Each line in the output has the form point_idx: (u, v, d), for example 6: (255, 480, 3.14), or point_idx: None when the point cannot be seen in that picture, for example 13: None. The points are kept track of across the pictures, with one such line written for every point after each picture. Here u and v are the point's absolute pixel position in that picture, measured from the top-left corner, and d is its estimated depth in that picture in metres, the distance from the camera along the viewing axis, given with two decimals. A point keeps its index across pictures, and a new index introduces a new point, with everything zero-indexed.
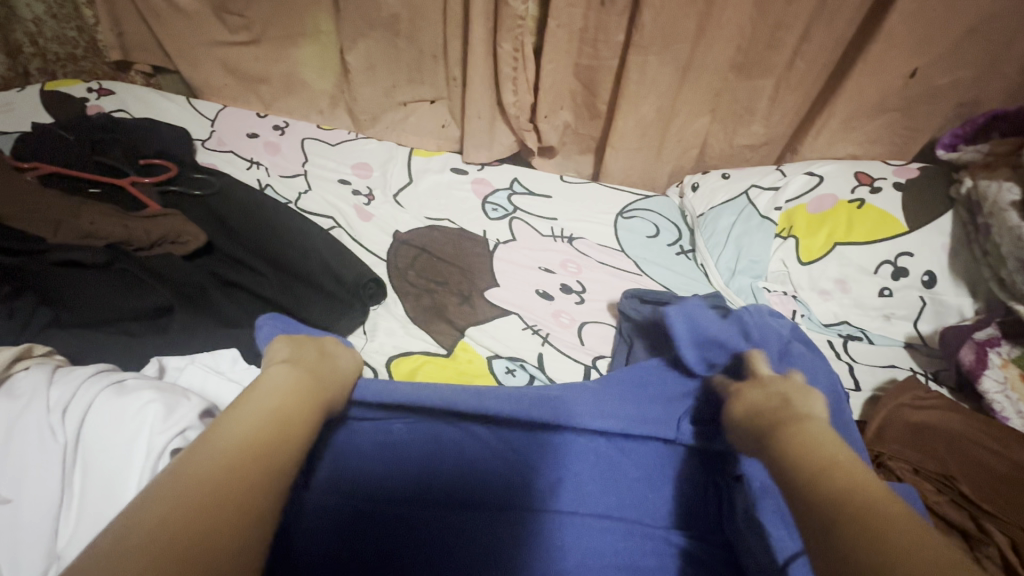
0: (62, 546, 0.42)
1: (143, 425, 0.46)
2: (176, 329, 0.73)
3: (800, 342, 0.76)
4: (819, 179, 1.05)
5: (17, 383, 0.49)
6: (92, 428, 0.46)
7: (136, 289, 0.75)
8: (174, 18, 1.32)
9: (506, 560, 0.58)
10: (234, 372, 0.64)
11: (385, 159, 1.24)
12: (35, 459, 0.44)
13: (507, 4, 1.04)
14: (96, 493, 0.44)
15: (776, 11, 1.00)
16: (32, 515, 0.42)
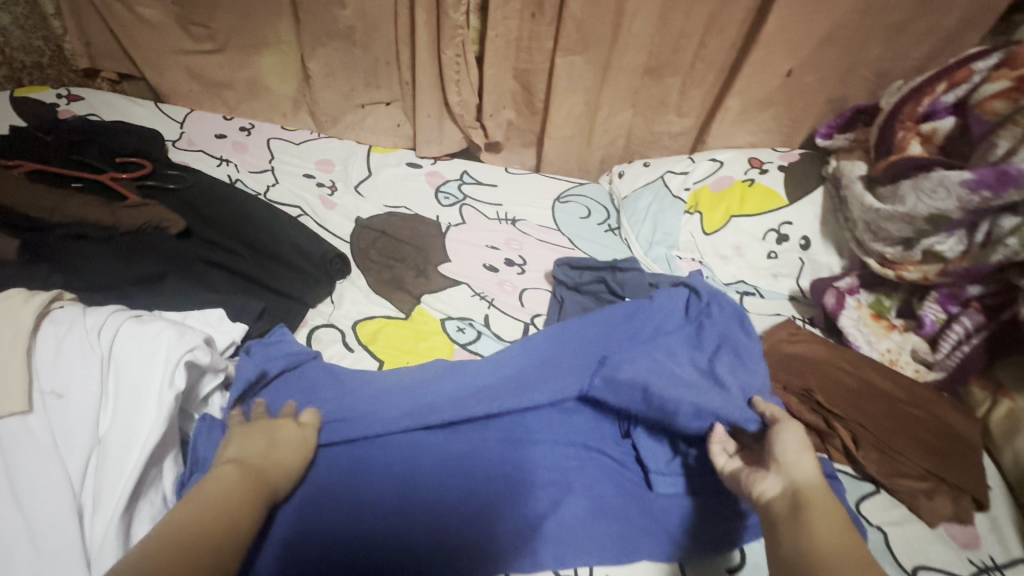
0: (103, 432, 0.55)
1: (159, 343, 0.59)
2: (163, 294, 0.84)
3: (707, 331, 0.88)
4: (720, 164, 1.25)
5: (57, 316, 0.62)
6: (117, 348, 0.59)
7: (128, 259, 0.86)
8: (141, 28, 1.41)
9: (465, 482, 0.72)
10: (223, 327, 0.76)
11: (345, 156, 1.37)
12: (79, 366, 0.58)
13: (448, 17, 1.20)
14: (123, 394, 0.57)
15: (676, 22, 1.20)
16: (80, 410, 0.56)
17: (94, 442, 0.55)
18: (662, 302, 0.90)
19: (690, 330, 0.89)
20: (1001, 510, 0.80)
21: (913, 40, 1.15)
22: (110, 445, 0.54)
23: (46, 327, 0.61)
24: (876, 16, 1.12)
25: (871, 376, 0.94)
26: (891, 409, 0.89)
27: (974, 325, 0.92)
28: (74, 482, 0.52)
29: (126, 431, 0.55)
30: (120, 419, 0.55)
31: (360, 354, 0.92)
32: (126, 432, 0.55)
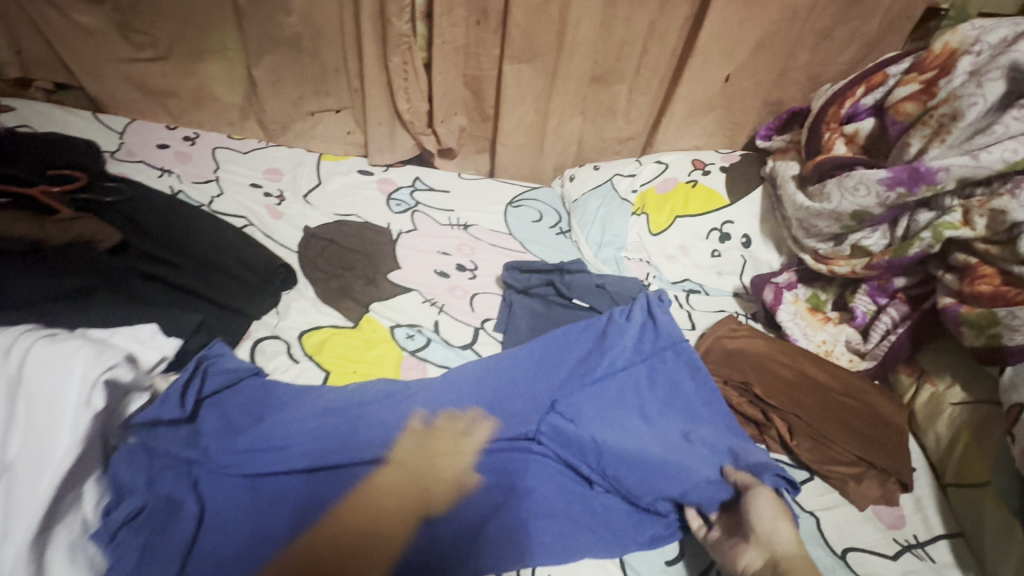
0: (14, 458, 0.58)
1: (77, 360, 0.63)
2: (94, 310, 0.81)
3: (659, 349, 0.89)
4: (665, 167, 1.28)
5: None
6: (33, 376, 0.62)
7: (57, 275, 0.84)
8: (76, 36, 1.36)
9: (403, 504, 0.73)
10: (155, 343, 0.76)
11: (295, 164, 1.35)
12: None
13: (393, 25, 1.20)
14: (40, 420, 0.60)
15: (618, 30, 1.23)
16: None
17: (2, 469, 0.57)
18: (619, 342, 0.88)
19: (645, 371, 0.87)
20: (924, 490, 0.84)
21: (839, 45, 1.21)
22: (22, 470, 0.57)
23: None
24: (805, 23, 1.18)
25: (807, 367, 0.98)
26: (826, 399, 0.94)
27: (900, 314, 0.98)
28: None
29: (43, 455, 0.58)
30: (35, 445, 0.58)
31: (306, 366, 0.91)
32: (43, 457, 0.58)
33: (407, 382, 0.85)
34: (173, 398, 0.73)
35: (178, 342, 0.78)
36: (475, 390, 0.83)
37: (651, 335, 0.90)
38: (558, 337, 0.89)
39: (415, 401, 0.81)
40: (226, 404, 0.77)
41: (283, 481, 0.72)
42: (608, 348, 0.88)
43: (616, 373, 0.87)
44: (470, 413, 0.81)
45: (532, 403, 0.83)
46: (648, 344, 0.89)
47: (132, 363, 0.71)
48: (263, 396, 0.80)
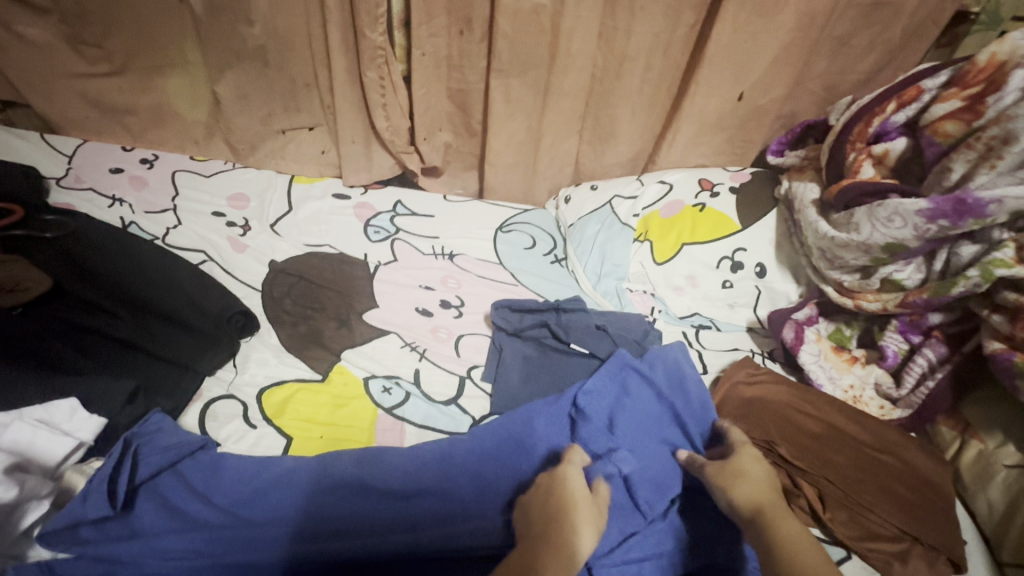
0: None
1: None
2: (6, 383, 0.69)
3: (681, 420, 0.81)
4: (669, 187, 1.17)
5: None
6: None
7: None
8: (20, 49, 1.24)
9: None
10: (70, 425, 0.66)
11: (264, 188, 1.23)
12: None
13: (365, 37, 1.08)
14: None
15: (617, 42, 1.12)
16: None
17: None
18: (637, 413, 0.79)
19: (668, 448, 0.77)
20: (979, 570, 0.74)
21: (858, 53, 1.10)
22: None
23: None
24: (821, 30, 1.07)
25: (834, 418, 0.87)
26: (860, 457, 0.82)
27: (938, 357, 0.87)
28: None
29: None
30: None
31: (264, 431, 0.79)
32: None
33: (397, 452, 0.73)
34: (99, 497, 0.62)
35: (98, 421, 0.68)
36: (475, 465, 0.72)
37: (676, 405, 0.81)
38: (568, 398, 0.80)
39: (405, 481, 0.70)
40: (169, 487, 0.65)
41: None
42: (623, 416, 0.78)
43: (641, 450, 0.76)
44: (466, 494, 0.70)
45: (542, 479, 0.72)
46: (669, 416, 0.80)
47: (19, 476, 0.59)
48: (219, 472, 0.67)
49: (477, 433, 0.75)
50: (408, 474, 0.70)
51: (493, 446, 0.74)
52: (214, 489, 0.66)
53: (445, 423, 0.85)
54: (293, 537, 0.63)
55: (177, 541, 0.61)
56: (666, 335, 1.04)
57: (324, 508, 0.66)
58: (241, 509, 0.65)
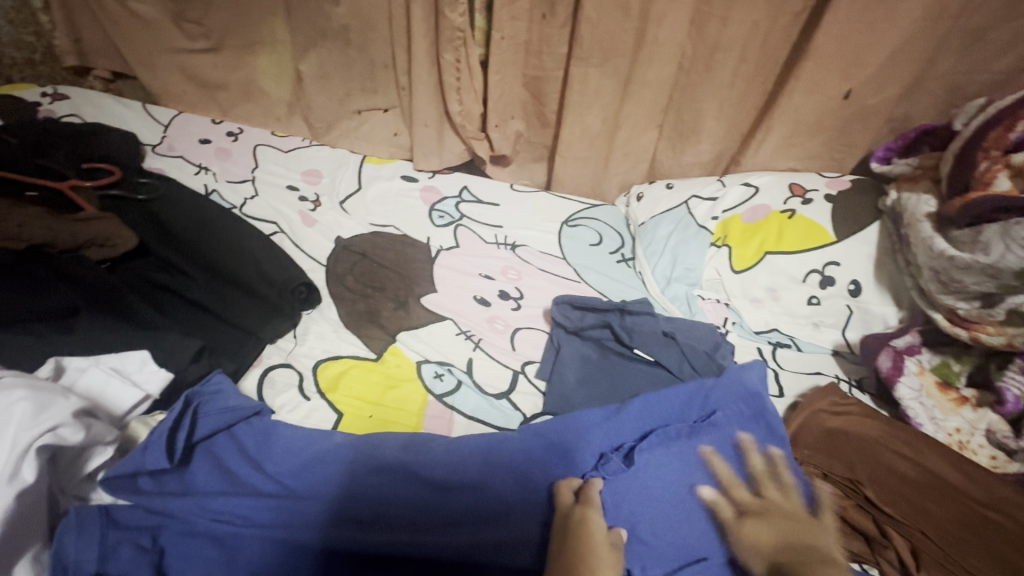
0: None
1: (11, 421, 0.52)
2: (87, 332, 0.72)
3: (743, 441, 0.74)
4: (755, 191, 1.07)
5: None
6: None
7: (45, 292, 0.75)
8: (130, 24, 1.32)
9: None
10: (140, 376, 0.69)
11: (336, 166, 1.25)
12: None
13: (446, 17, 1.06)
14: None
15: (710, 30, 1.03)
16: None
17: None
18: (698, 436, 0.74)
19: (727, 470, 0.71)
20: None
21: (996, 49, 0.95)
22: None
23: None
24: (953, 21, 0.94)
25: (935, 463, 0.75)
26: (963, 512, 0.71)
27: None
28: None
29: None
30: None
31: (317, 404, 0.80)
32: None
33: (442, 442, 0.71)
34: (157, 449, 0.62)
35: (163, 375, 0.70)
36: (524, 468, 0.69)
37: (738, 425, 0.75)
38: (630, 413, 0.75)
39: (450, 475, 0.67)
40: (222, 448, 0.66)
41: (267, 556, 0.60)
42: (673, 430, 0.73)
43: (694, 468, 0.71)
44: (513, 497, 0.67)
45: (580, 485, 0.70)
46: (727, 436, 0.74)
47: (94, 418, 0.59)
48: (269, 441, 0.68)
49: (524, 433, 0.73)
50: (453, 464, 0.68)
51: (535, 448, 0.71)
52: (263, 458, 0.66)
53: (495, 417, 0.82)
54: (334, 509, 0.63)
55: (229, 503, 0.62)
56: (739, 350, 0.96)
57: (368, 487, 0.65)
58: (288, 479, 0.65)
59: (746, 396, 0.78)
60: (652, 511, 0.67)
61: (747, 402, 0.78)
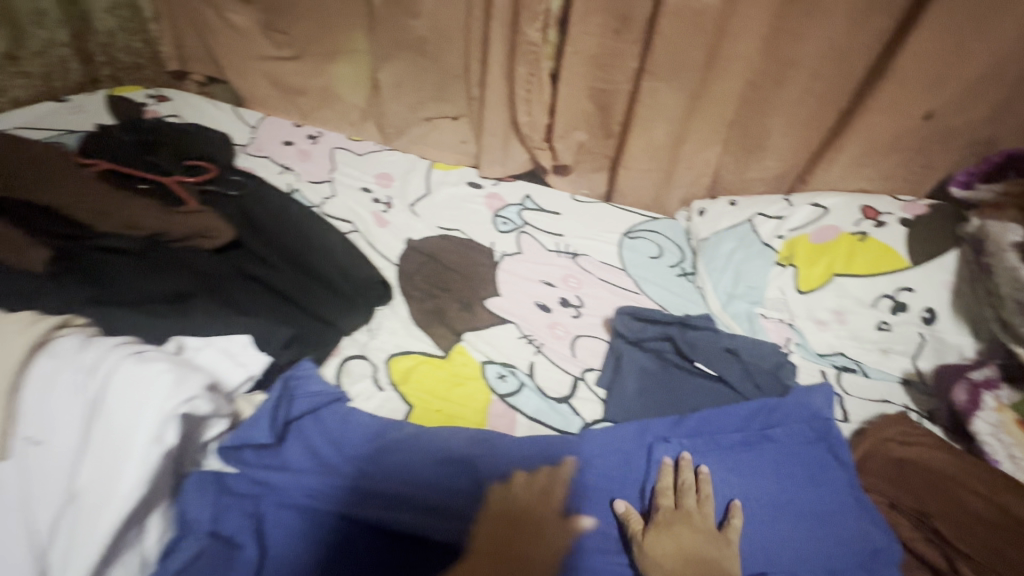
0: (72, 485, 0.54)
1: (158, 389, 0.58)
2: (197, 313, 0.78)
3: (801, 459, 0.75)
4: (824, 211, 1.06)
5: (56, 352, 0.60)
6: (104, 397, 0.58)
7: (164, 274, 0.83)
8: (227, 34, 1.45)
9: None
10: (245, 357, 0.75)
11: (406, 170, 1.32)
12: (71, 411, 0.57)
13: (524, 35, 1.12)
14: (94, 448, 0.55)
15: (784, 48, 1.03)
16: (57, 458, 0.55)
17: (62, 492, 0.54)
18: (756, 452, 0.75)
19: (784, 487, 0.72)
20: None
21: None
22: (84, 502, 0.53)
23: (42, 363, 0.59)
24: None
25: (1014, 503, 0.71)
26: None
27: None
28: (30, 531, 0.52)
29: (98, 484, 0.54)
30: (86, 473, 0.54)
31: (390, 395, 0.85)
32: (96, 486, 0.54)
33: (507, 439, 0.75)
34: (261, 423, 0.70)
35: (264, 358, 0.76)
36: (560, 473, 0.72)
37: (799, 445, 0.76)
38: (687, 425, 0.77)
39: (514, 473, 0.71)
40: (309, 429, 0.72)
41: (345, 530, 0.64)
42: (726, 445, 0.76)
43: (749, 482, 0.72)
44: (569, 497, 0.71)
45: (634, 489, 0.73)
46: (788, 454, 0.75)
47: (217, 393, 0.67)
48: (348, 426, 0.73)
49: (583, 436, 0.76)
50: (516, 461, 0.72)
51: (592, 452, 0.75)
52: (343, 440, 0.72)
53: (556, 420, 0.85)
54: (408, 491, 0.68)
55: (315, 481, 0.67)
56: (802, 371, 0.94)
57: (438, 476, 0.70)
58: (364, 463, 0.70)
59: (812, 421, 0.78)
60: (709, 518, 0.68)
61: (804, 422, 0.78)
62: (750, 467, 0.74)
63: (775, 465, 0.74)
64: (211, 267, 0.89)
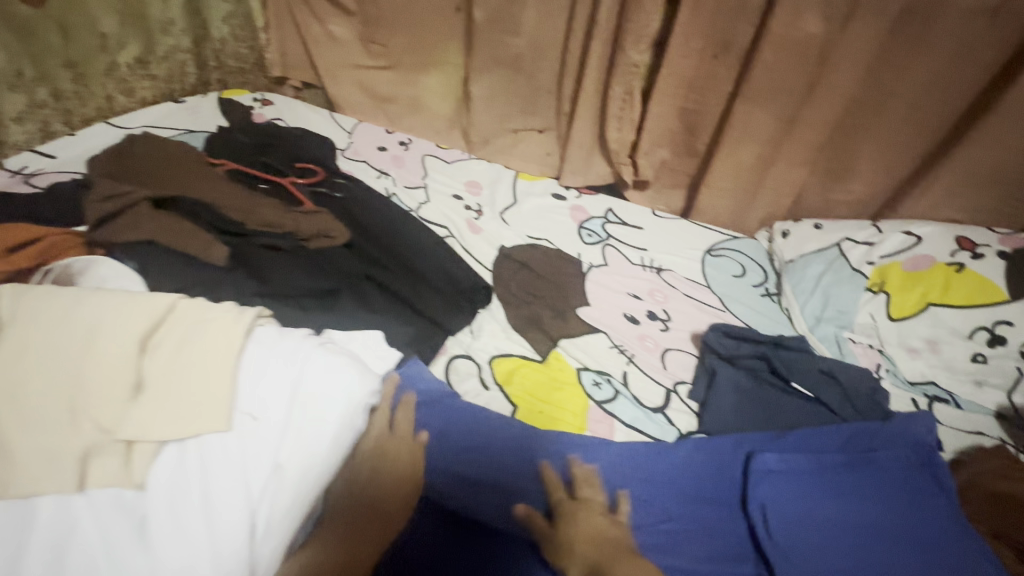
0: (286, 460, 0.56)
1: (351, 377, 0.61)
2: (341, 310, 0.87)
3: (903, 480, 0.76)
4: (917, 240, 1.06)
5: (261, 335, 0.61)
6: (312, 382, 0.59)
7: (309, 270, 0.91)
8: (327, 44, 1.54)
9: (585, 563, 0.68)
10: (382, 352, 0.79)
11: (493, 179, 1.38)
12: (269, 391, 0.58)
13: (624, 55, 1.15)
14: (305, 428, 0.57)
15: (887, 77, 1.04)
16: (272, 435, 0.56)
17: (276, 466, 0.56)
18: (856, 470, 0.77)
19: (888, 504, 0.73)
20: None
21: None
22: (292, 476, 0.55)
23: (255, 347, 0.60)
24: None
25: None
26: None
27: None
28: (251, 501, 0.53)
29: (309, 462, 0.56)
30: (300, 450, 0.56)
31: (495, 394, 0.90)
32: (307, 463, 0.56)
33: (609, 445, 0.81)
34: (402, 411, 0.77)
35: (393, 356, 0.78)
36: (630, 475, 0.78)
37: (898, 467, 0.77)
38: (787, 441, 0.81)
39: (624, 479, 0.77)
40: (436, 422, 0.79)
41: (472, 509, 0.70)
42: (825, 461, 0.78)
43: (851, 498, 0.74)
44: (669, 502, 0.75)
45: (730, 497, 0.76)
46: (888, 474, 0.76)
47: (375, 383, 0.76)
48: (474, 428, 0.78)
49: (678, 447, 0.81)
50: (619, 466, 0.78)
51: (687, 461, 0.80)
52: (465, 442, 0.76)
53: (652, 429, 0.88)
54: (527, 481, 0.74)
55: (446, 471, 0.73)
56: (893, 398, 0.95)
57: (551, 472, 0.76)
58: (482, 461, 0.75)
59: (913, 448, 0.79)
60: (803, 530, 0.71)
61: (903, 447, 0.80)
62: (853, 486, 0.75)
63: (877, 484, 0.75)
64: (342, 263, 0.95)
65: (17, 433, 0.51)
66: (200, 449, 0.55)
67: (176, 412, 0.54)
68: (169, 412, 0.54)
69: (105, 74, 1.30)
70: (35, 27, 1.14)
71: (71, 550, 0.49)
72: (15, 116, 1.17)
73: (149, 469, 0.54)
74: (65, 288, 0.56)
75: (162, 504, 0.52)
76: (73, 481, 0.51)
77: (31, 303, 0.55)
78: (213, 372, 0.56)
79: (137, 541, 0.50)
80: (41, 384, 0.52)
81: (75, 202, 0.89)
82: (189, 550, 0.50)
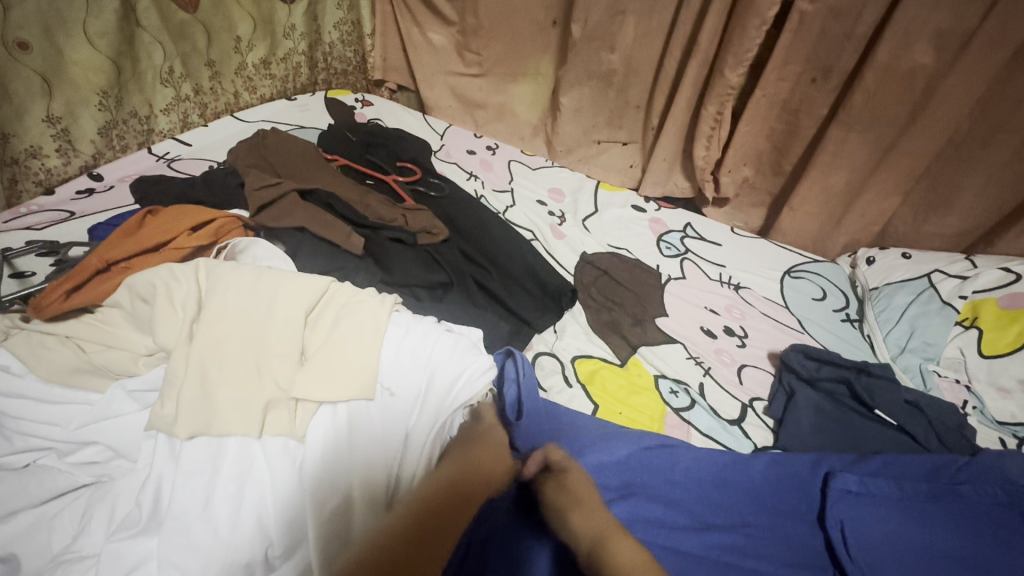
0: (409, 429, 0.65)
1: (467, 366, 0.69)
2: (450, 303, 0.95)
3: (987, 510, 0.77)
4: (1015, 278, 1.04)
5: (395, 317, 0.71)
6: (440, 362, 0.69)
7: (427, 266, 1.00)
8: (426, 52, 1.65)
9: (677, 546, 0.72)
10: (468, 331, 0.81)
11: (575, 188, 1.43)
12: (405, 372, 0.67)
13: (722, 77, 1.18)
14: (434, 399, 0.66)
15: (998, 112, 1.03)
16: (401, 407, 0.66)
17: (403, 435, 0.65)
18: (940, 500, 0.78)
19: (967, 528, 0.74)
20: None
21: None
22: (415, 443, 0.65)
23: (390, 327, 0.70)
24: None
25: None
26: None
27: None
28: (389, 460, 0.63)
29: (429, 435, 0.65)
30: (432, 418, 0.65)
31: (577, 392, 0.95)
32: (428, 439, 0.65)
33: (689, 449, 0.83)
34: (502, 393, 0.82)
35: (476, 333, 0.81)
36: (708, 480, 0.81)
37: (983, 499, 0.78)
38: (867, 465, 0.82)
39: (699, 483, 0.80)
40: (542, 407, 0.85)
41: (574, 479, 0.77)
42: (903, 487, 0.79)
43: (931, 521, 0.75)
44: (747, 512, 0.78)
45: (804, 507, 0.79)
46: (968, 504, 0.77)
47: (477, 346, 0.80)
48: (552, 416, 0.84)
49: (755, 458, 0.83)
50: (699, 469, 0.82)
51: (763, 473, 0.82)
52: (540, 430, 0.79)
53: (728, 440, 0.91)
54: (618, 473, 0.79)
55: None
56: (980, 435, 0.94)
57: (638, 468, 0.80)
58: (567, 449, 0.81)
59: (998, 475, 0.80)
60: (880, 543, 0.73)
61: (987, 475, 0.80)
62: (937, 516, 0.76)
63: (956, 510, 0.76)
64: (449, 259, 1.04)
65: (221, 384, 0.61)
66: (348, 410, 0.64)
67: (331, 377, 0.63)
68: (326, 376, 0.63)
69: (235, 72, 1.44)
70: (188, 30, 1.26)
71: (254, 485, 0.57)
72: (162, 107, 1.31)
73: (308, 424, 0.62)
74: (265, 270, 0.69)
75: (318, 454, 0.61)
76: (256, 426, 0.60)
77: (230, 279, 0.67)
78: (360, 347, 0.66)
79: (300, 482, 0.59)
80: (235, 345, 0.63)
81: (226, 190, 1.00)
82: (337, 496, 0.59)
